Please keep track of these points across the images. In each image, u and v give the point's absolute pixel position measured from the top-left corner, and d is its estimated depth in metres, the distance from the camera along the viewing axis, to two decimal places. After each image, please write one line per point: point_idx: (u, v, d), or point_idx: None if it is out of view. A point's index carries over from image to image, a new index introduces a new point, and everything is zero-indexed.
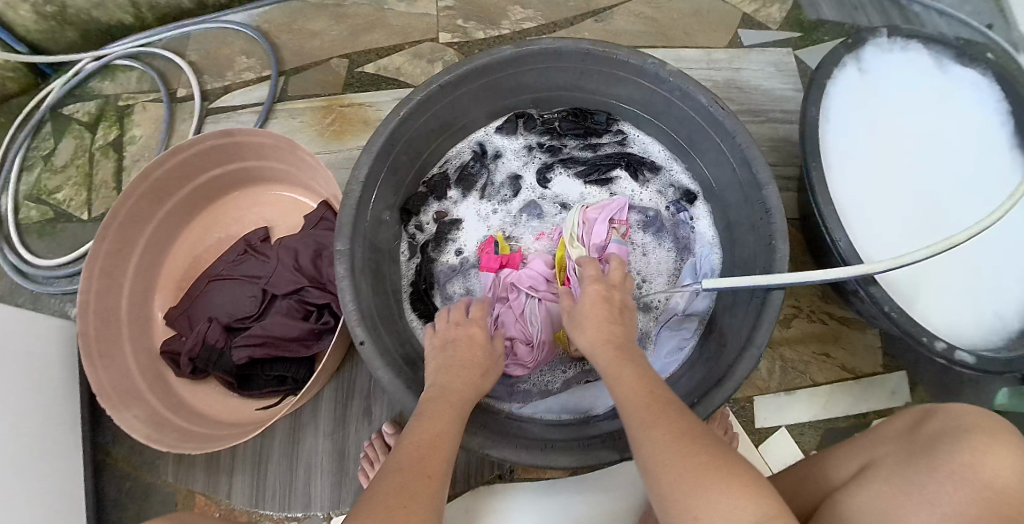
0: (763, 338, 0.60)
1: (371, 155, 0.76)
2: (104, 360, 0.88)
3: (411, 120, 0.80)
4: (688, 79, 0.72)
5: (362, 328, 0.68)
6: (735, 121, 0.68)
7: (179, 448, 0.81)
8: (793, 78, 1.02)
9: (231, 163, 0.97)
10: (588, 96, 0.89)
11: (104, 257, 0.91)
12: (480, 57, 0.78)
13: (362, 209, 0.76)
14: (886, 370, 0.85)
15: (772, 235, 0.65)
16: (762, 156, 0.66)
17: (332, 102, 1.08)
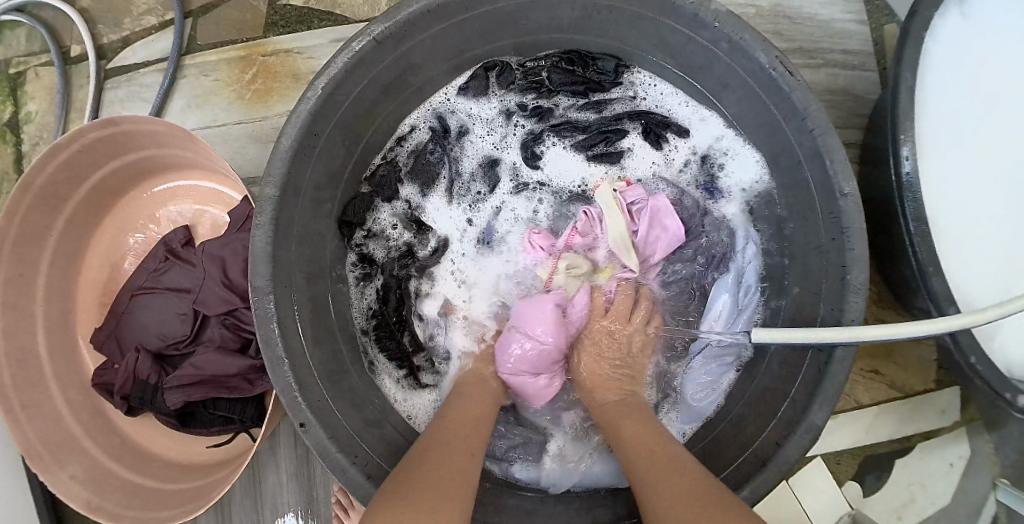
0: (821, 419, 0.50)
1: (283, 155, 0.55)
2: (28, 410, 0.76)
3: (340, 97, 0.58)
4: (742, 25, 0.53)
5: (303, 403, 0.53)
6: (807, 93, 0.52)
7: (119, 519, 0.71)
8: (857, 4, 0.76)
9: (130, 153, 0.77)
10: (595, 40, 0.67)
11: (3, 286, 0.75)
12: None
13: (283, 234, 0.57)
14: (938, 386, 0.75)
15: (844, 266, 0.52)
16: (841, 146, 0.51)
17: (251, 51, 0.82)
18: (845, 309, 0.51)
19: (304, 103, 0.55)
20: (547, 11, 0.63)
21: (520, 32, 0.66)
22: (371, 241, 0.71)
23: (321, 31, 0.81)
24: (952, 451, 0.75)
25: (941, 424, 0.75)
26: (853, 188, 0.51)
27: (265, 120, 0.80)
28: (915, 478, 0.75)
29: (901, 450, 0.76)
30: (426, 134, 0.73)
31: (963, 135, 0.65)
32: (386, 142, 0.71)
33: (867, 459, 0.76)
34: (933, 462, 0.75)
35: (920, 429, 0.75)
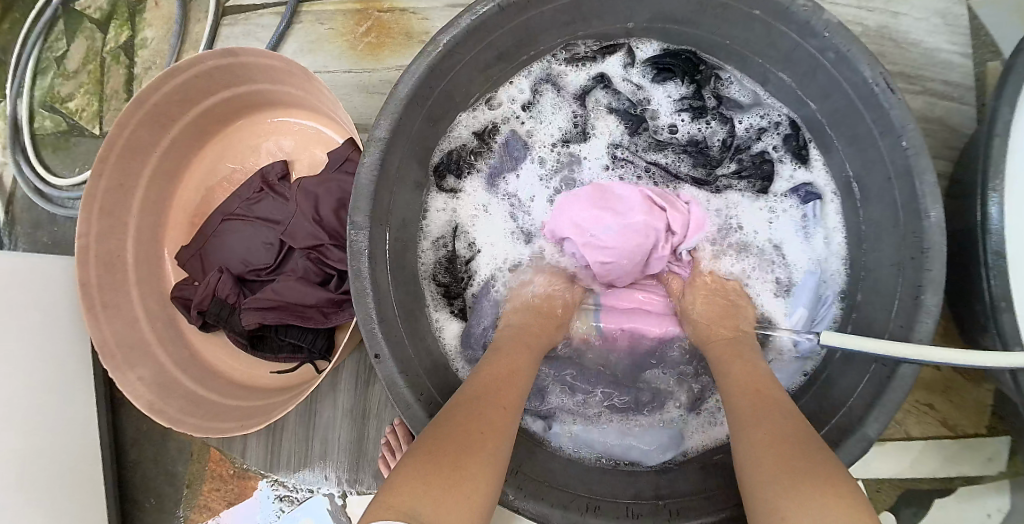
0: (875, 433, 0.48)
1: (396, 104, 0.57)
2: (108, 310, 0.82)
3: (459, 56, 0.60)
4: (853, 39, 0.53)
5: (379, 336, 0.55)
6: (906, 112, 0.52)
7: (179, 425, 0.75)
8: (964, 38, 0.76)
9: (242, 85, 0.81)
10: (703, 36, 0.67)
11: (105, 193, 0.81)
12: None
13: (386, 174, 0.59)
14: (990, 433, 0.74)
15: (919, 287, 0.51)
16: (932, 170, 0.51)
17: (369, 6, 0.85)
18: (913, 330, 0.50)
19: (425, 56, 0.57)
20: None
21: (636, 18, 0.67)
22: (461, 179, 0.71)
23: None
24: (993, 502, 0.73)
25: (983, 471, 0.73)
26: (938, 214, 0.50)
27: (376, 69, 0.83)
28: (950, 521, 0.74)
29: (941, 490, 0.74)
30: (535, 90, 0.72)
31: None
32: (491, 92, 0.71)
33: (906, 492, 0.75)
34: (971, 508, 0.74)
35: (963, 472, 0.74)
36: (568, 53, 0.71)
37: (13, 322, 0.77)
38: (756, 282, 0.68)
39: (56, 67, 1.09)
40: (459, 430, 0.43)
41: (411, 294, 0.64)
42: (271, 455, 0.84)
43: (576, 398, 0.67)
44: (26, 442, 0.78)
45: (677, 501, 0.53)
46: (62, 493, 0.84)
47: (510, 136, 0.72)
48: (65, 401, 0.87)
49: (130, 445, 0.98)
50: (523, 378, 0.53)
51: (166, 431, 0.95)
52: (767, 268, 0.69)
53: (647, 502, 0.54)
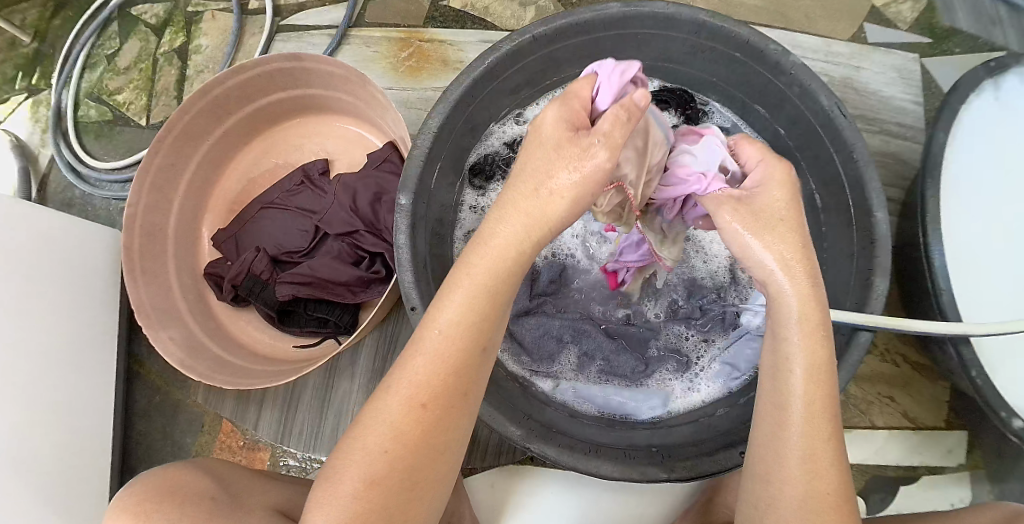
0: (839, 387, 0.61)
1: (447, 105, 0.70)
2: (147, 276, 0.91)
3: (498, 73, 0.73)
4: (812, 76, 0.69)
5: (414, 292, 0.65)
6: (855, 133, 0.67)
7: (210, 379, 0.83)
8: (916, 89, 0.93)
9: (296, 89, 0.93)
10: (692, 74, 0.83)
11: (155, 171, 0.91)
12: (582, 11, 0.72)
13: (431, 162, 0.70)
14: (947, 427, 0.87)
15: (871, 270, 0.66)
16: (878, 180, 0.66)
17: (411, 36, 0.98)
18: (868, 304, 0.64)
19: (473, 69, 0.70)
20: (662, 42, 0.78)
21: (645, 54, 0.81)
22: (491, 181, 0.82)
23: (474, 31, 0.97)
24: (955, 492, 0.85)
25: (944, 462, 0.86)
26: (884, 214, 0.65)
27: (415, 90, 0.95)
28: (915, 507, 0.85)
29: (905, 477, 0.86)
30: None
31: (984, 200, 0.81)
32: (519, 110, 0.83)
33: (873, 477, 0.86)
34: (934, 495, 0.85)
35: (924, 462, 0.87)
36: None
37: (50, 280, 0.84)
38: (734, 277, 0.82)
39: (106, 63, 1.19)
40: (389, 444, 0.45)
41: (446, 280, 0.74)
42: (282, 431, 0.90)
43: (570, 360, 0.77)
44: (53, 394, 0.84)
45: (672, 457, 0.62)
46: (76, 450, 0.88)
47: None
48: (86, 364, 0.92)
49: (139, 416, 1.02)
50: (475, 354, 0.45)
51: (179, 403, 1.00)
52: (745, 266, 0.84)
53: (626, 449, 0.64)
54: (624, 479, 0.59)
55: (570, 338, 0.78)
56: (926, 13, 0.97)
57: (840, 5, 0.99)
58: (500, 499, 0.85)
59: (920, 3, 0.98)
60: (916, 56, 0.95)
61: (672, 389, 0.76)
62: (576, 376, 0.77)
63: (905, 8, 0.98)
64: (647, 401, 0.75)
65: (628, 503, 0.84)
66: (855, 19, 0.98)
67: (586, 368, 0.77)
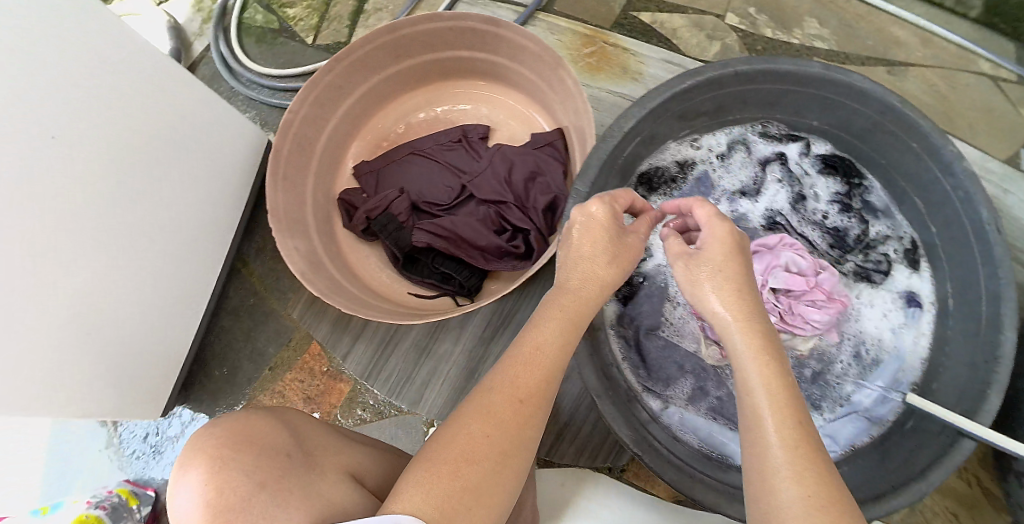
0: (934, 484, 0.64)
1: (643, 110, 0.74)
2: (287, 184, 0.93)
3: (692, 96, 0.77)
4: (979, 185, 0.71)
5: None
6: (1006, 252, 0.69)
7: (330, 297, 0.84)
8: None
9: (479, 53, 0.96)
10: (863, 149, 0.84)
11: (324, 88, 0.94)
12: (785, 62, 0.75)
13: (612, 159, 0.75)
14: None
15: (988, 385, 0.67)
16: (1015, 301, 0.68)
17: (597, 35, 1.01)
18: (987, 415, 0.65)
19: (673, 86, 0.74)
20: (846, 113, 0.80)
21: (825, 118, 0.83)
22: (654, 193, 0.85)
23: (656, 48, 1.00)
24: None
25: None
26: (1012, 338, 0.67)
27: (589, 86, 0.98)
28: None
29: None
30: (731, 146, 0.88)
31: None
32: (698, 135, 0.86)
33: None
34: None
35: None
36: (763, 129, 0.88)
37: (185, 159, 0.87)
38: (859, 354, 0.83)
39: None
40: (472, 427, 0.48)
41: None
42: (370, 369, 0.92)
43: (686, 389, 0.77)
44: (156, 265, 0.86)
45: None
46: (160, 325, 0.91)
47: (702, 174, 0.87)
48: (198, 247, 0.95)
49: (228, 312, 1.04)
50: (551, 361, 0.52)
51: (271, 313, 1.02)
52: (869, 347, 0.83)
53: (717, 483, 0.65)
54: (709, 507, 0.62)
55: (691, 370, 0.78)
56: None
57: (1005, 126, 1.01)
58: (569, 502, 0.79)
59: None
60: None
61: None
62: (684, 406, 0.76)
63: None
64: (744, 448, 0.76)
65: None
66: (1015, 144, 1.00)
67: (698, 401, 0.77)
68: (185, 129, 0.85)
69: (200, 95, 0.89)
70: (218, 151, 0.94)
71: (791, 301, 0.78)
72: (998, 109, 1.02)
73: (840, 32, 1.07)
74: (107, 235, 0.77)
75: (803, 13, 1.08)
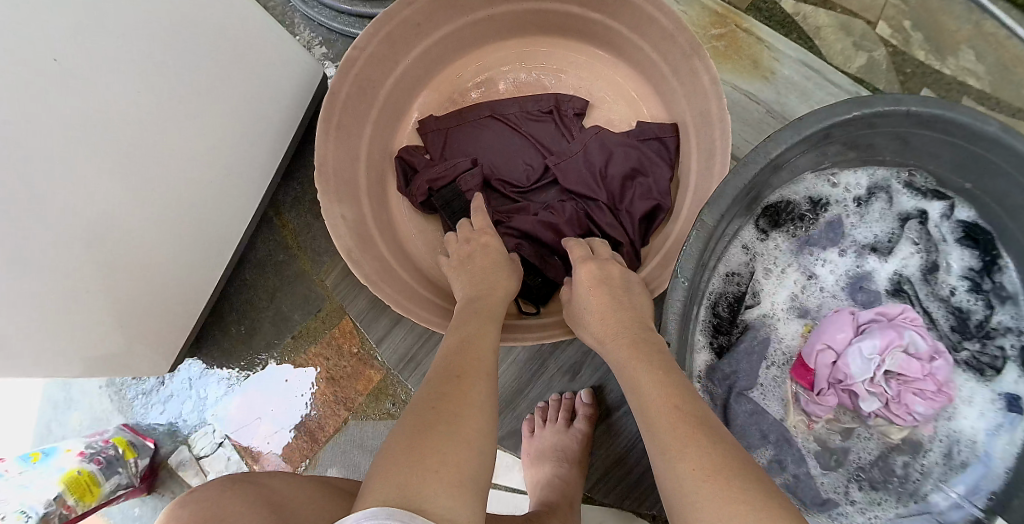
0: None
1: (796, 135, 0.62)
2: (340, 133, 0.78)
3: (844, 130, 0.65)
4: None
5: (675, 313, 0.62)
6: None
7: (379, 289, 0.73)
8: None
9: (595, 14, 0.82)
10: (1012, 229, 0.70)
11: (399, 21, 0.78)
12: (965, 112, 0.61)
13: (746, 188, 0.63)
14: None
15: None
16: None
17: (730, 16, 0.96)
18: None
19: (829, 115, 0.61)
20: (1011, 184, 0.66)
21: (982, 182, 0.70)
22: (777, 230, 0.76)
23: (794, 44, 0.94)
24: None
25: None
26: None
27: None
28: None
29: None
30: (872, 193, 0.77)
31: None
32: (837, 172, 0.76)
33: None
34: None
35: None
36: (905, 179, 0.76)
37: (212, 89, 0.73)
38: (946, 454, 0.74)
39: None
40: (430, 404, 0.44)
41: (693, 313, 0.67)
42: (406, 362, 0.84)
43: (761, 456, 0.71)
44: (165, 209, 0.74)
45: None
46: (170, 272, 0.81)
47: (835, 219, 0.77)
48: (222, 191, 0.84)
49: (253, 263, 0.97)
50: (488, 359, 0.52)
51: (305, 275, 0.95)
52: (957, 447, 0.74)
53: None
54: None
55: (773, 439, 0.72)
56: None
57: None
58: None
59: None
60: None
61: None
62: None
63: None
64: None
65: None
66: None
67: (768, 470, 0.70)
68: (222, 59, 0.72)
69: (243, 9, 0.73)
70: (263, 86, 0.81)
71: (900, 388, 0.70)
72: None
73: (995, 74, 0.92)
74: (105, 169, 0.65)
75: (960, 41, 0.93)
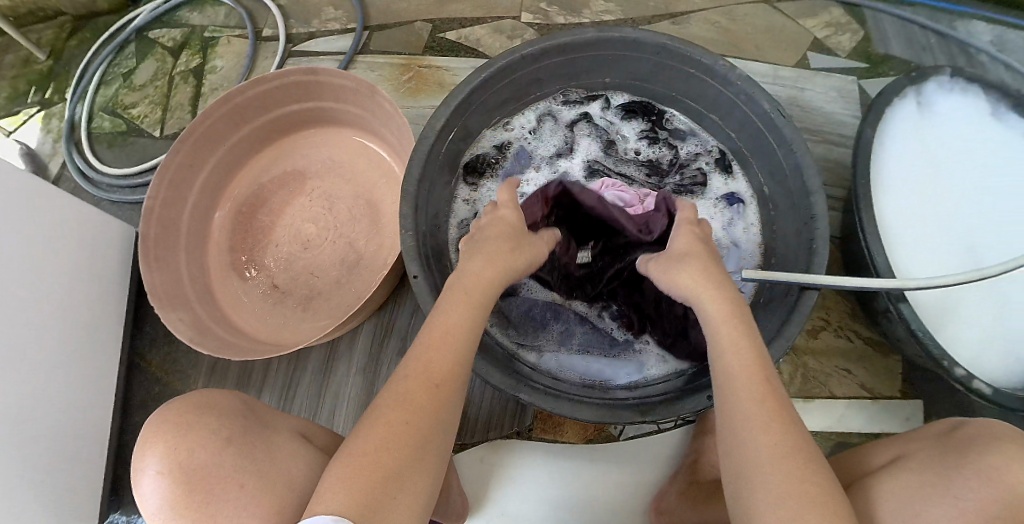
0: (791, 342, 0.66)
1: (449, 108, 0.80)
2: (159, 262, 0.94)
3: (485, 86, 0.83)
4: (754, 84, 0.80)
5: (416, 262, 0.73)
6: (793, 129, 0.77)
7: (218, 352, 0.87)
8: (855, 106, 1.04)
9: (309, 101, 1.01)
10: (656, 90, 0.93)
11: (175, 167, 0.97)
12: (558, 35, 0.83)
13: (430, 158, 0.80)
14: (902, 396, 0.83)
15: (812, 240, 0.73)
16: (813, 166, 0.75)
17: (412, 62, 1.11)
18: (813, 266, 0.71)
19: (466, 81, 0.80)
20: (627, 62, 0.89)
21: (612, 75, 0.93)
22: (483, 179, 0.92)
23: (465, 59, 1.10)
24: None
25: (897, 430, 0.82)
26: (819, 196, 0.74)
27: (413, 107, 1.07)
28: None
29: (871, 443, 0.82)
30: (539, 119, 0.96)
31: (908, 198, 0.89)
32: (507, 119, 0.94)
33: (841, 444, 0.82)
34: None
35: (886, 429, 0.82)
36: (565, 97, 0.96)
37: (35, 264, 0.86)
38: None
39: (122, 81, 1.29)
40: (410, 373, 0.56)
41: (440, 261, 0.82)
42: (282, 410, 0.95)
43: (560, 332, 0.84)
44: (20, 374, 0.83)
45: (650, 403, 0.68)
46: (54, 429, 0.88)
47: (519, 150, 0.94)
48: (81, 351, 0.95)
49: (137, 407, 1.05)
50: (463, 333, 0.59)
51: (178, 393, 1.05)
52: None
53: (599, 399, 0.70)
54: (600, 420, 0.66)
55: (551, 318, 0.84)
56: (862, 43, 1.08)
57: (785, 38, 1.10)
58: (487, 473, 0.88)
59: (859, 34, 1.09)
60: (854, 78, 1.06)
61: (646, 362, 0.82)
62: (558, 349, 0.83)
63: (843, 40, 1.09)
64: (612, 369, 0.82)
65: (614, 473, 0.87)
66: (799, 49, 1.09)
67: (570, 337, 0.84)
68: (38, 238, 0.87)
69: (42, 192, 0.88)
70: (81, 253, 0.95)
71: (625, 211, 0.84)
72: (776, 26, 1.11)
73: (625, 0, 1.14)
74: None
75: None
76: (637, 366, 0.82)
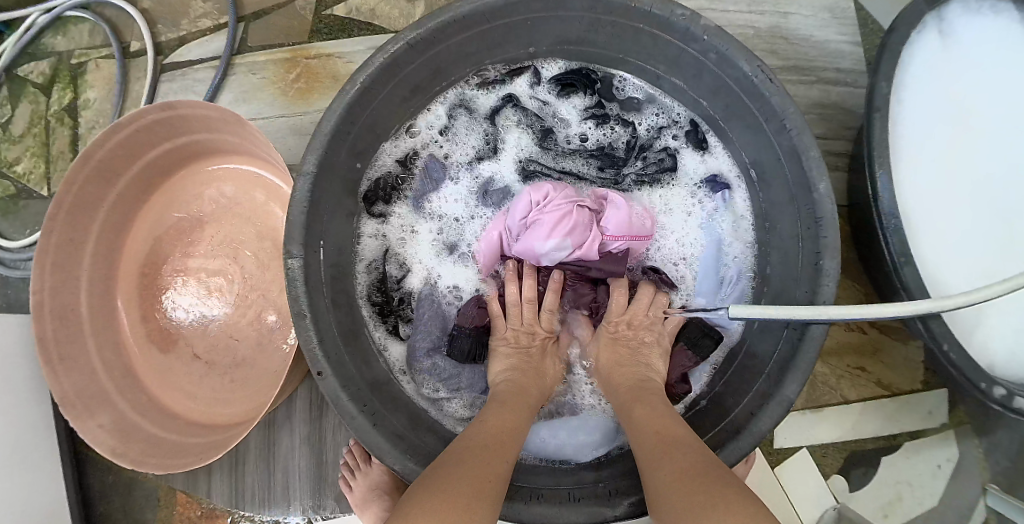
0: (792, 394, 0.54)
1: (324, 136, 0.62)
2: (65, 360, 0.82)
3: (374, 93, 0.65)
4: (730, 40, 0.60)
5: (320, 353, 0.59)
6: (783, 97, 0.59)
7: (141, 466, 0.76)
8: (852, 27, 0.84)
9: (182, 136, 0.86)
10: (599, 53, 0.75)
11: (55, 248, 0.82)
12: (461, 5, 0.63)
13: (316, 206, 0.63)
14: (925, 387, 0.81)
15: (818, 252, 0.58)
16: (816, 145, 0.58)
17: (297, 54, 0.91)
18: (818, 294, 0.57)
19: (344, 95, 0.62)
20: (557, 24, 0.69)
21: (537, 43, 0.74)
22: (391, 203, 0.77)
23: (358, 38, 0.91)
24: (942, 453, 0.81)
25: (926, 425, 0.81)
26: (825, 184, 0.57)
27: (307, 113, 0.89)
28: (902, 477, 0.81)
29: (887, 448, 0.81)
30: (450, 115, 0.79)
31: (930, 159, 0.74)
32: (411, 121, 0.77)
33: (856, 452, 0.81)
34: (920, 462, 0.81)
35: (905, 429, 0.81)
36: (480, 78, 0.78)
37: None
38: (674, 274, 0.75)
39: (2, 133, 1.10)
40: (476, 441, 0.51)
41: (354, 323, 0.68)
42: (236, 493, 0.85)
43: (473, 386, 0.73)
44: None
45: (620, 479, 0.57)
46: None
47: (430, 160, 0.78)
48: (14, 466, 0.85)
49: (98, 498, 0.99)
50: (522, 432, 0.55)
51: (134, 479, 0.97)
52: (674, 255, 0.75)
53: (567, 485, 0.58)
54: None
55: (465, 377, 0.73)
56: None
57: None
58: None
59: None
60: None
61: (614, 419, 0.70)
62: None
63: None
64: (591, 441, 0.69)
65: None
66: None
67: None
68: None
69: None
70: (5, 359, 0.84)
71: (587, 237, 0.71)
72: None
73: None
74: None
75: None
76: (620, 435, 0.68)
